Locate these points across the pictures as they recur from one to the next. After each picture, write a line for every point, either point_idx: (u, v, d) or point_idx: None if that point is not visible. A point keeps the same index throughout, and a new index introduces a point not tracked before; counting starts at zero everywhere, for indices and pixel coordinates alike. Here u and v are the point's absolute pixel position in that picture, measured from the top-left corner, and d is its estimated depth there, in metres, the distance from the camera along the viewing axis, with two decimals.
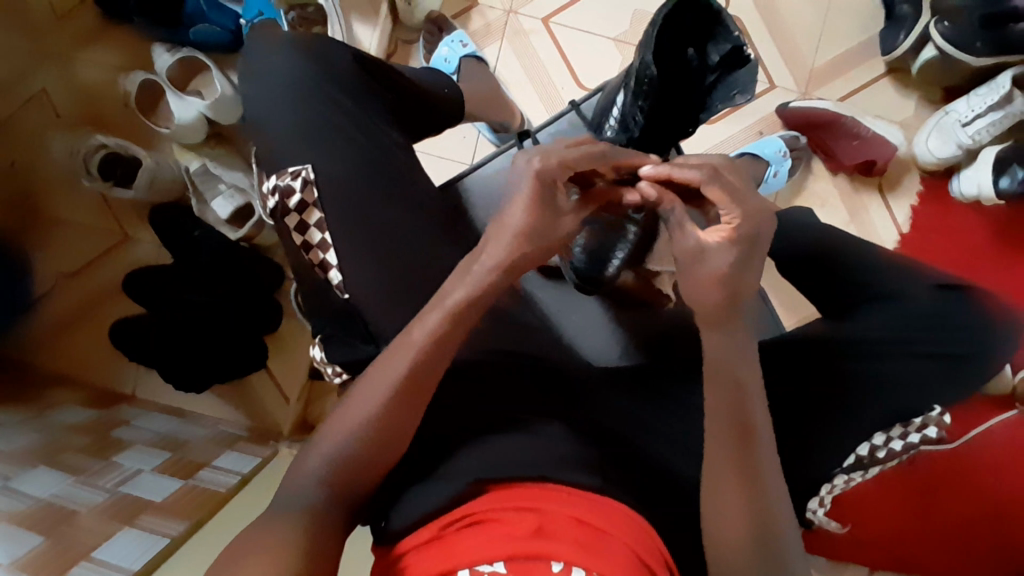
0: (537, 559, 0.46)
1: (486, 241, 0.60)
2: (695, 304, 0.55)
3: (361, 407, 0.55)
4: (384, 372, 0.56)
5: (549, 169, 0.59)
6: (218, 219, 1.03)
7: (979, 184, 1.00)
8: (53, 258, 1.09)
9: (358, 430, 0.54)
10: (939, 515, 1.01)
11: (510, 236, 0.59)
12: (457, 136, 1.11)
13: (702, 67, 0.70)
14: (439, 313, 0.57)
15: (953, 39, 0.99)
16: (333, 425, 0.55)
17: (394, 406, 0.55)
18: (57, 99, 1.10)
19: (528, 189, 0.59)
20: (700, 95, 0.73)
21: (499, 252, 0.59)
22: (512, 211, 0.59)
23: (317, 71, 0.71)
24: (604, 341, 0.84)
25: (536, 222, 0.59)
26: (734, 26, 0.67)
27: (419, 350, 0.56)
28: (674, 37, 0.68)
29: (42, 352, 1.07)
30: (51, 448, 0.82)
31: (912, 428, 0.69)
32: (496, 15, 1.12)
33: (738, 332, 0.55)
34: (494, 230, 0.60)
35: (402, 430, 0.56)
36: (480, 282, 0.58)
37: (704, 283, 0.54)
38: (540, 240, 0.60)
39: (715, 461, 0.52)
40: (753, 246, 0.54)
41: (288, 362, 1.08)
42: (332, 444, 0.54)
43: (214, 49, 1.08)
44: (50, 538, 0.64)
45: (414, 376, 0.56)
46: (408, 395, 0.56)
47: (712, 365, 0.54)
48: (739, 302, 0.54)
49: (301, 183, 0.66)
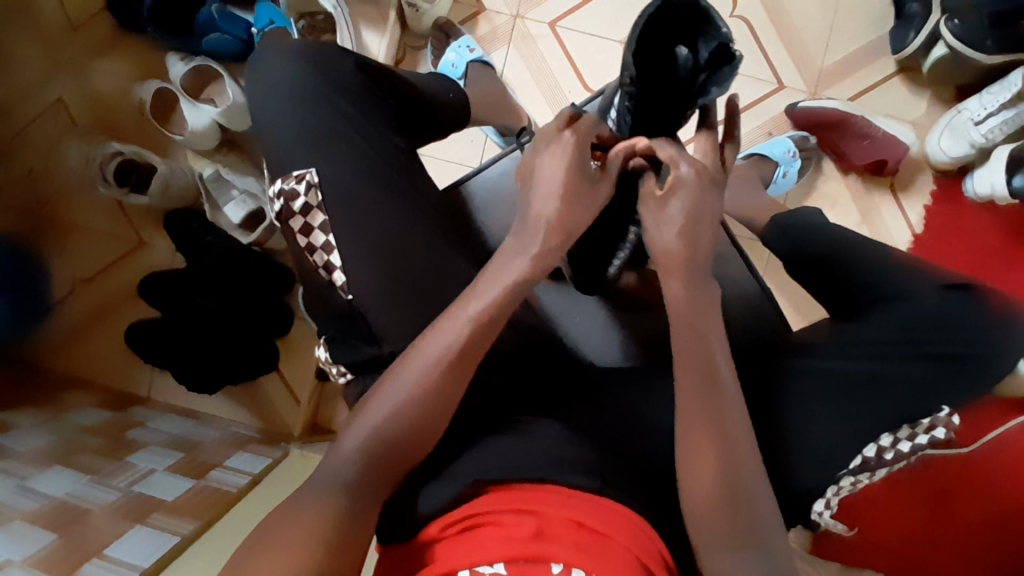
0: (537, 562, 0.47)
1: (521, 228, 0.63)
2: (655, 253, 0.59)
3: (407, 381, 0.56)
4: (436, 342, 0.57)
5: (579, 142, 0.65)
6: (231, 225, 1.06)
7: (992, 182, 0.98)
8: (72, 263, 1.12)
9: (400, 409, 0.55)
10: (950, 516, 0.99)
11: (548, 198, 0.62)
12: (463, 140, 1.11)
13: (687, 65, 0.68)
14: (485, 287, 0.59)
15: (963, 36, 0.97)
16: (378, 397, 0.56)
17: (439, 378, 0.56)
18: (74, 108, 1.13)
19: (568, 163, 0.63)
20: (682, 96, 0.70)
21: (549, 213, 0.62)
22: (556, 181, 0.63)
23: (321, 78, 0.72)
24: (604, 337, 0.84)
25: (572, 183, 0.62)
26: (721, 22, 0.64)
27: (475, 320, 0.57)
28: (663, 34, 0.68)
29: (61, 356, 1.09)
30: (66, 449, 0.84)
31: (920, 429, 0.66)
32: (503, 20, 1.13)
33: (693, 278, 0.57)
34: (542, 197, 0.63)
35: (446, 401, 0.57)
36: (524, 252, 0.61)
37: (668, 229, 0.58)
38: (581, 207, 0.62)
39: (706, 467, 0.51)
40: (698, 190, 0.59)
41: (299, 362, 1.10)
42: (378, 412, 0.56)
43: (225, 58, 1.09)
44: (62, 536, 0.65)
45: (463, 350, 0.57)
46: (455, 367, 0.57)
47: (676, 320, 0.56)
48: (702, 248, 0.58)
49: (304, 187, 0.67)
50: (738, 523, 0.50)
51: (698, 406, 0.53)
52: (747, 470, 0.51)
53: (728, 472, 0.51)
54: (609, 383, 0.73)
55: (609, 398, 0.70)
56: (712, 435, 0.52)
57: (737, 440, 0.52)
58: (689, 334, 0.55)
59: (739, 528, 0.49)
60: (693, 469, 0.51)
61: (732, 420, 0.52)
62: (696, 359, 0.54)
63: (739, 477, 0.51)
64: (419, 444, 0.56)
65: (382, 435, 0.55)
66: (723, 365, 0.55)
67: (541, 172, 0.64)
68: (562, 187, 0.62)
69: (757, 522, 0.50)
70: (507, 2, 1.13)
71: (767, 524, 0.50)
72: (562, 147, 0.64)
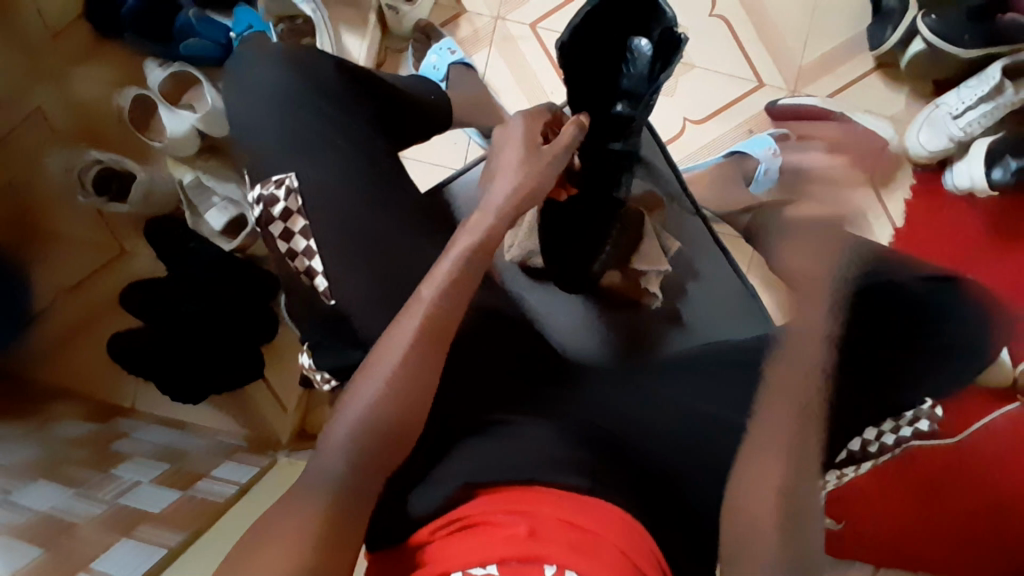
0: (530, 562, 0.46)
1: (474, 215, 0.64)
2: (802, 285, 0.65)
3: (379, 371, 0.56)
4: (399, 333, 0.57)
5: (527, 120, 0.70)
6: (213, 232, 1.04)
7: (971, 175, 1.01)
8: (49, 272, 1.10)
9: (375, 402, 0.55)
10: (942, 507, 1.00)
11: (505, 177, 0.65)
12: (447, 142, 1.11)
13: (642, 55, 0.72)
14: (447, 263, 0.61)
15: (939, 32, 0.98)
16: (357, 389, 0.56)
17: (413, 359, 0.56)
18: (49, 114, 1.12)
19: (514, 139, 0.67)
20: (642, 82, 0.73)
21: (506, 186, 0.64)
22: (508, 156, 0.66)
23: (301, 83, 0.71)
24: (584, 340, 0.82)
25: (523, 154, 0.66)
26: (666, 8, 0.70)
27: (430, 305, 0.58)
28: (611, 24, 0.72)
29: (42, 368, 1.08)
30: (50, 462, 0.83)
31: (903, 422, 0.70)
32: (484, 22, 1.13)
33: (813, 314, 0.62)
34: (498, 175, 0.66)
35: (420, 392, 0.57)
36: (480, 229, 0.63)
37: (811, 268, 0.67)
38: (536, 175, 0.65)
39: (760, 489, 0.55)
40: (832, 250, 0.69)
41: (283, 371, 1.09)
42: (357, 403, 0.55)
43: (203, 63, 1.08)
44: (48, 550, 0.64)
45: (426, 334, 0.57)
46: (428, 353, 0.57)
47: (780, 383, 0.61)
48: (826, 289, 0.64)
49: (285, 191, 0.67)
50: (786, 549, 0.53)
51: (783, 427, 0.57)
52: (810, 500, 0.56)
53: (789, 489, 0.54)
54: (597, 381, 0.73)
55: (597, 397, 0.70)
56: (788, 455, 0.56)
57: (809, 463, 0.56)
58: (804, 352, 0.61)
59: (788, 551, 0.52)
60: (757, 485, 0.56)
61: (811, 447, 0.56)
62: (799, 382, 0.59)
63: (797, 491, 0.55)
64: (403, 436, 0.56)
65: (363, 430, 0.54)
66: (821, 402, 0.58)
67: (499, 157, 0.67)
68: (514, 161, 0.66)
69: (801, 542, 0.53)
70: (488, 4, 1.13)
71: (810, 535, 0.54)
72: (512, 129, 0.69)
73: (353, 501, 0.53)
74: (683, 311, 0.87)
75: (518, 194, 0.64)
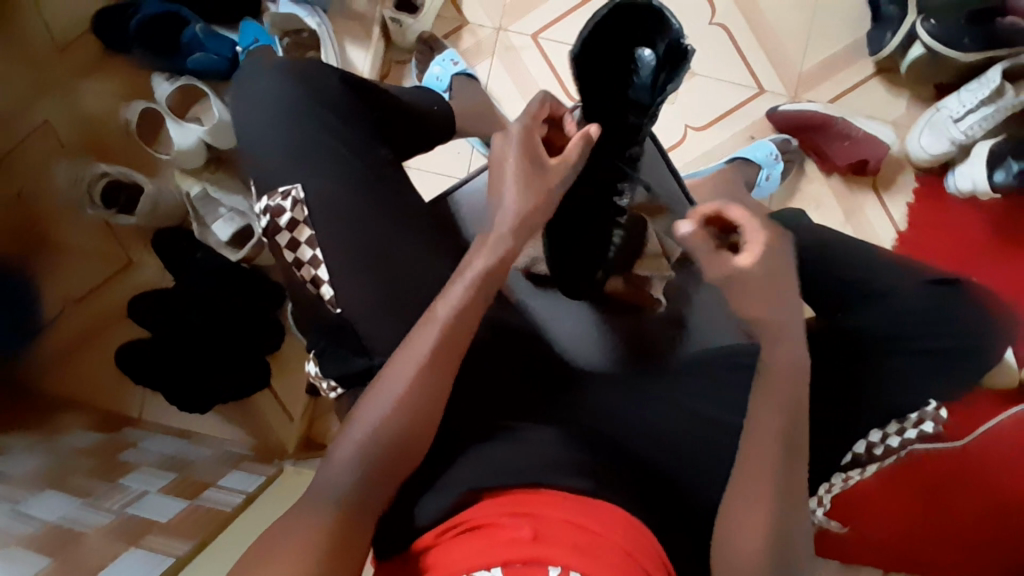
0: (534, 564, 0.46)
1: (486, 235, 0.64)
2: (753, 316, 0.58)
3: (392, 389, 0.56)
4: (411, 350, 0.58)
5: (528, 126, 0.67)
6: (220, 242, 1.06)
7: (974, 179, 1.00)
8: (58, 284, 1.11)
9: (388, 418, 0.55)
10: (951, 512, 1.00)
11: (513, 196, 0.64)
12: (450, 152, 1.12)
13: (646, 65, 0.75)
14: (459, 286, 0.60)
15: (939, 36, 0.98)
16: (368, 404, 0.56)
17: (423, 377, 0.57)
18: (60, 130, 1.13)
19: (519, 152, 0.66)
20: (647, 91, 0.76)
21: (514, 204, 0.64)
22: (509, 172, 0.66)
23: (307, 94, 0.72)
24: (591, 347, 0.80)
25: (524, 167, 0.66)
26: (673, 22, 0.73)
27: (443, 325, 0.58)
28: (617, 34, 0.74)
29: (49, 379, 1.08)
30: (58, 472, 0.84)
31: (908, 424, 0.70)
32: (486, 33, 1.14)
33: (789, 338, 0.58)
34: (506, 192, 0.65)
35: (430, 409, 0.57)
36: (493, 247, 0.63)
37: (757, 298, 0.58)
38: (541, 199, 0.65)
39: None
40: (783, 258, 0.59)
41: (289, 378, 1.10)
42: (368, 419, 0.56)
43: (211, 77, 1.10)
44: (56, 559, 0.64)
45: (437, 352, 0.58)
46: (438, 371, 0.57)
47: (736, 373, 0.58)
48: (789, 317, 0.58)
49: (291, 203, 0.68)
50: (774, 553, 0.53)
51: None
52: (784, 500, 0.54)
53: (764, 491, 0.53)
54: (599, 384, 0.74)
55: (599, 402, 0.71)
56: (760, 459, 0.55)
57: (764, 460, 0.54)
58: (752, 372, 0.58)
59: (773, 553, 0.53)
60: (737, 491, 0.54)
61: (775, 444, 0.55)
62: None
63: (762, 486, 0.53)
64: (414, 447, 0.56)
65: (373, 443, 0.55)
66: (786, 396, 0.56)
67: (502, 169, 0.66)
68: (518, 180, 0.65)
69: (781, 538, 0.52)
70: (490, 15, 1.14)
71: (790, 532, 0.54)
72: (512, 140, 0.67)
73: (358, 508, 0.53)
74: (687, 315, 0.83)
75: (524, 213, 0.64)
